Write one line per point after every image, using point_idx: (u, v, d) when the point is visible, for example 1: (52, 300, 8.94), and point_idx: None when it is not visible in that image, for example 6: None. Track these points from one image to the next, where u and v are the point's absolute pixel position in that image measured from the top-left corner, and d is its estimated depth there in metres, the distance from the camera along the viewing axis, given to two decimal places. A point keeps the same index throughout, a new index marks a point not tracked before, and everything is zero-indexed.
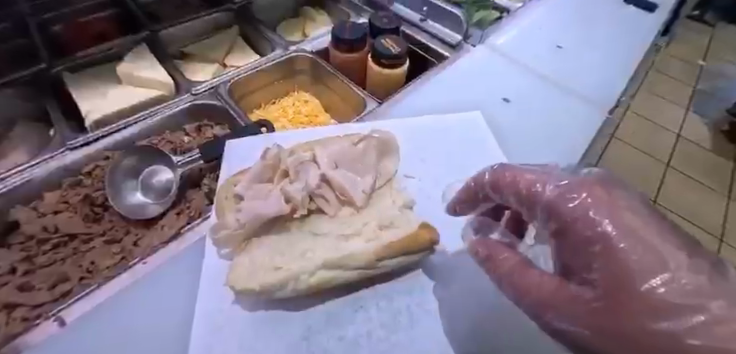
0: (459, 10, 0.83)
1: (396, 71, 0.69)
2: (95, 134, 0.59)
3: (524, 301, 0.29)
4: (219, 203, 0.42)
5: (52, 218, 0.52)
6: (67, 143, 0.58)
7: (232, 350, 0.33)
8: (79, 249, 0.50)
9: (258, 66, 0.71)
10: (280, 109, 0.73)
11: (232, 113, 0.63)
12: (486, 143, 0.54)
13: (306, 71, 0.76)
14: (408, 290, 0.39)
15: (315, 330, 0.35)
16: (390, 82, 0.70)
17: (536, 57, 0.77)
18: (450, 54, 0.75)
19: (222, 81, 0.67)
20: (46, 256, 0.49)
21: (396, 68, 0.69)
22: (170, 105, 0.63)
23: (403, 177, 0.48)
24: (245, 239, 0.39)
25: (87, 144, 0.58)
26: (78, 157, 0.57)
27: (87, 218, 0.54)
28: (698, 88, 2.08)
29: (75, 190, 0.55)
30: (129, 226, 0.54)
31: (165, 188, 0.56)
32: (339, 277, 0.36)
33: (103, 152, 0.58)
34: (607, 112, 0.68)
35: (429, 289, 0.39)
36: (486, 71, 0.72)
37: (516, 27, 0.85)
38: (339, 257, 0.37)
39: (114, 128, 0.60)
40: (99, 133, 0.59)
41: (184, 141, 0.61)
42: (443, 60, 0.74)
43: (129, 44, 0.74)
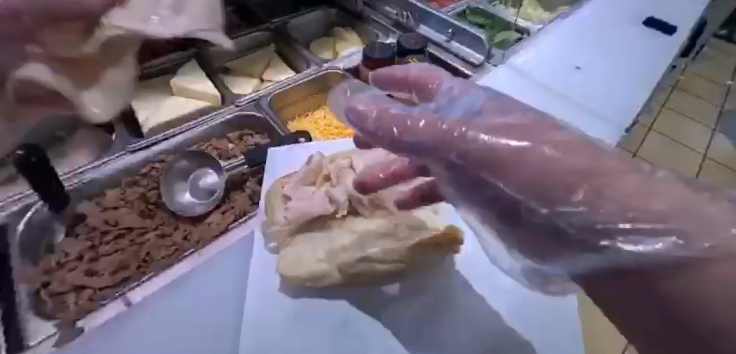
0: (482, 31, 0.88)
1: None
2: (151, 139, 0.66)
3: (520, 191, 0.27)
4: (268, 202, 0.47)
5: (112, 213, 0.58)
6: (126, 147, 0.64)
7: (279, 323, 0.39)
8: (135, 241, 0.55)
9: (295, 80, 0.77)
10: (313, 121, 0.79)
11: (271, 122, 0.70)
12: None
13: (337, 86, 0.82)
14: (434, 289, 0.43)
15: (351, 318, 0.40)
16: None
17: (554, 78, 0.81)
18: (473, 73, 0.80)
19: (262, 94, 0.74)
20: (108, 246, 0.54)
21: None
22: (216, 116, 0.70)
23: None
24: (290, 235, 0.45)
25: (144, 148, 0.65)
26: (136, 159, 0.64)
27: (141, 214, 0.60)
28: (725, 108, 2.06)
29: (133, 189, 0.62)
30: (178, 223, 0.59)
31: (211, 189, 0.62)
32: (373, 270, 0.42)
33: (158, 155, 0.65)
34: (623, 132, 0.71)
35: (452, 289, 0.44)
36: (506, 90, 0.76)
37: (536, 49, 0.90)
38: (375, 252, 0.41)
39: (169, 134, 0.67)
40: (155, 139, 0.66)
41: (228, 148, 0.68)
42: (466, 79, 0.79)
43: (181, 59, 0.83)
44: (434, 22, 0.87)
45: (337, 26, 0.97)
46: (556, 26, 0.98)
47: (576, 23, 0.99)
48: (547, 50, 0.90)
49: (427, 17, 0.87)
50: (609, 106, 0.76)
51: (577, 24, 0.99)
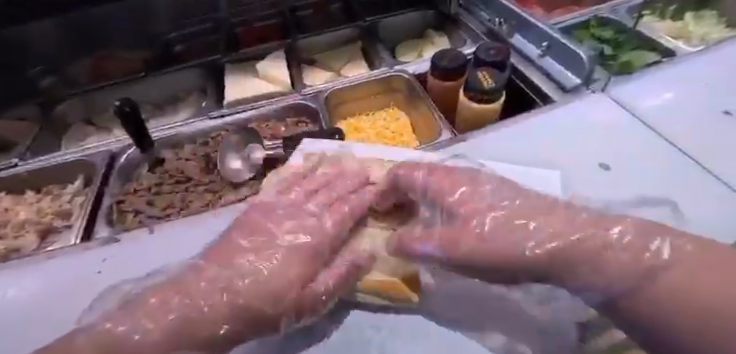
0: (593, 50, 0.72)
1: (485, 107, 0.65)
2: (228, 111, 0.78)
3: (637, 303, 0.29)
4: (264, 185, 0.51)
5: (183, 163, 0.73)
6: (208, 114, 0.79)
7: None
8: (189, 189, 0.70)
9: (362, 78, 0.79)
10: (371, 121, 0.79)
11: (321, 116, 0.74)
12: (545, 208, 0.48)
13: (402, 90, 0.80)
14: (390, 325, 0.38)
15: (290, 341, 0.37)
16: (478, 118, 0.67)
17: (676, 123, 0.60)
18: (560, 98, 0.66)
19: (324, 88, 0.78)
20: (169, 186, 0.70)
21: (479, 106, 0.65)
22: (280, 101, 0.77)
23: None
24: None
25: (221, 117, 0.77)
26: (212, 125, 0.76)
27: (203, 169, 0.73)
28: None
29: (201, 148, 0.75)
30: (223, 184, 0.70)
31: (255, 163, 0.70)
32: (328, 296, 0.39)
33: (225, 125, 0.76)
34: None
35: (411, 335, 0.37)
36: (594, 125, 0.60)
37: (678, 83, 0.67)
38: None
39: (239, 110, 0.78)
40: (230, 111, 0.78)
41: (278, 131, 0.74)
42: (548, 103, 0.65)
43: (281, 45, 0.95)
44: (530, 33, 0.74)
45: (430, 30, 0.94)
46: (723, 56, 0.72)
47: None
48: (694, 86, 0.67)
49: (523, 26, 0.75)
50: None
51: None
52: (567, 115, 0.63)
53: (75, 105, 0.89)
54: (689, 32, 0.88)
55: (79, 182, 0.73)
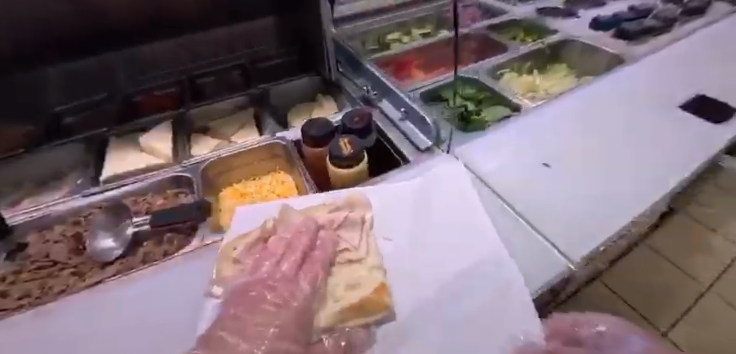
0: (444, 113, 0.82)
1: (348, 172, 0.70)
2: (103, 187, 0.78)
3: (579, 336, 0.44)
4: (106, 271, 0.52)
5: (48, 246, 0.69)
6: (82, 191, 0.78)
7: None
8: (53, 274, 0.64)
9: (241, 148, 0.82)
10: (257, 185, 0.82)
11: (195, 186, 0.75)
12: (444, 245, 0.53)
13: (282, 155, 0.84)
14: None
15: None
16: (341, 181, 0.70)
17: (503, 178, 0.68)
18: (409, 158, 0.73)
19: (204, 158, 0.80)
20: (29, 274, 0.64)
21: (341, 172, 0.69)
22: (160, 173, 0.78)
23: (384, 239, 0.55)
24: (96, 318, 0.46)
25: (94, 194, 0.76)
26: (83, 203, 0.75)
27: (72, 250, 0.69)
28: None
29: (75, 227, 0.72)
30: (95, 263, 0.65)
31: (128, 238, 0.68)
32: None
33: (100, 202, 0.75)
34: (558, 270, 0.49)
35: None
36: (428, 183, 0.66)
37: (518, 135, 0.78)
38: None
39: (118, 184, 0.78)
40: (107, 187, 0.78)
41: (155, 204, 0.74)
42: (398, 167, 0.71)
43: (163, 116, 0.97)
44: (393, 101, 0.84)
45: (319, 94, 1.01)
46: (557, 110, 0.85)
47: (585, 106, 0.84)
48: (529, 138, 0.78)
49: (387, 97, 0.85)
50: (576, 218, 0.58)
51: (586, 110, 0.85)
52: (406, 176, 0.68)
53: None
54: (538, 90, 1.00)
55: None
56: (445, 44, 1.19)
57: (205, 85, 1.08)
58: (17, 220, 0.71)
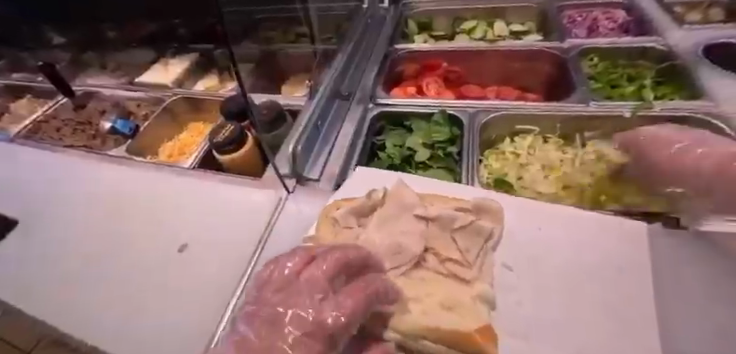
0: (347, 151, 0.61)
1: (243, 152, 0.63)
2: (129, 86, 0.92)
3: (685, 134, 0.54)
4: (71, 162, 0.70)
5: (77, 115, 0.89)
6: (122, 83, 0.95)
7: (180, 236, 0.53)
8: (65, 133, 0.84)
9: (203, 94, 0.83)
10: (198, 133, 0.82)
11: (159, 112, 0.82)
12: (170, 245, 0.52)
13: None
14: (12, 241, 0.58)
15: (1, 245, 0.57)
16: (225, 166, 0.65)
17: (278, 232, 0.49)
18: (250, 181, 0.59)
19: (181, 93, 0.85)
20: (55, 128, 0.86)
21: (233, 154, 0.62)
22: (158, 91, 0.88)
23: (204, 215, 0.55)
24: (38, 192, 0.65)
25: (120, 89, 0.92)
26: (111, 93, 0.91)
27: (81, 122, 0.87)
28: None
29: (99, 106, 0.91)
30: (83, 142, 0.81)
31: (105, 133, 0.81)
32: (32, 233, 0.59)
33: (119, 97, 0.91)
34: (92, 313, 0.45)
35: (14, 241, 0.58)
36: (231, 203, 0.56)
37: (532, 219, 0.46)
38: (34, 219, 0.61)
39: (132, 88, 0.91)
40: (130, 87, 0.92)
41: (141, 113, 0.85)
42: (249, 180, 0.59)
43: (199, 40, 1.00)
44: (332, 117, 0.65)
45: None
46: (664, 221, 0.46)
47: (670, 241, 0.43)
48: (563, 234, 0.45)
49: (341, 107, 0.68)
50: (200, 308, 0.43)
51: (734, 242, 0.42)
52: (239, 189, 0.58)
53: (66, 52, 1.11)
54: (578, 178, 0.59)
55: (29, 107, 0.95)
56: (521, 57, 0.81)
57: None
58: (75, 88, 0.93)
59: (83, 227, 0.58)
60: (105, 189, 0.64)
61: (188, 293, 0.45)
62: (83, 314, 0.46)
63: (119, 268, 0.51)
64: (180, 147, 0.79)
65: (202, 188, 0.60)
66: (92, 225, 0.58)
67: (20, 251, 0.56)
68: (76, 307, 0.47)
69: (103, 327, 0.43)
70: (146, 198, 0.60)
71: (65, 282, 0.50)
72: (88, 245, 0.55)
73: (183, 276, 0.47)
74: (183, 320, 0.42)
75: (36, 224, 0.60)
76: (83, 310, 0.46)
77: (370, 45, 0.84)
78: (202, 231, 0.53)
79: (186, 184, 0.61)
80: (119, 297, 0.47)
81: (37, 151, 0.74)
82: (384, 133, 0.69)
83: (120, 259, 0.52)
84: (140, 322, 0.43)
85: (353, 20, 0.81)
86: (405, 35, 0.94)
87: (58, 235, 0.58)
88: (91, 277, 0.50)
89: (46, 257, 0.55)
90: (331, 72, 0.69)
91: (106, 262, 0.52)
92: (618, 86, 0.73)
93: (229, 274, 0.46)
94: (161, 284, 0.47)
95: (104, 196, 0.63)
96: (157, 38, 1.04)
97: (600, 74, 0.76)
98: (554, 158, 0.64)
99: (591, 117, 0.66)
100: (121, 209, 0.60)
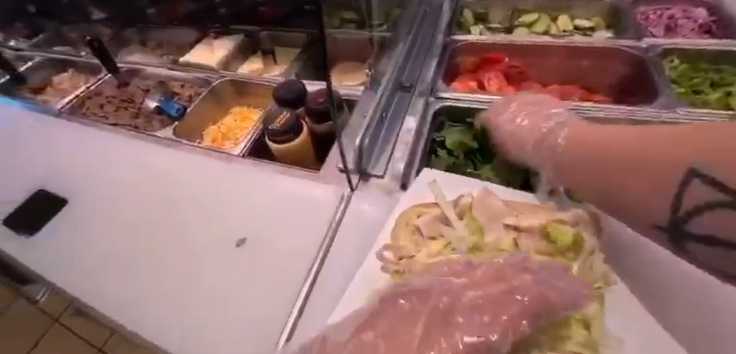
0: (411, 146, 0.57)
1: (298, 141, 0.59)
2: (172, 66, 0.90)
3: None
4: (119, 142, 0.68)
5: (120, 93, 0.87)
6: (165, 63, 0.93)
7: (231, 228, 0.49)
8: (108, 111, 0.83)
9: (250, 78, 0.80)
10: (242, 118, 0.79)
11: (204, 94, 0.80)
12: (220, 237, 0.49)
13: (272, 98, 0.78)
14: (57, 218, 0.56)
15: (48, 223, 0.55)
16: (278, 156, 0.61)
17: (340, 231, 0.46)
18: (306, 174, 0.56)
19: (226, 76, 0.82)
20: (99, 105, 0.84)
21: (290, 143, 0.59)
22: (203, 72, 0.85)
23: (257, 207, 0.52)
24: (87, 172, 0.63)
25: (164, 69, 0.90)
26: (154, 73, 0.89)
27: (124, 101, 0.85)
28: None
29: (142, 85, 0.89)
30: (128, 122, 0.80)
31: (150, 113, 0.79)
32: (79, 212, 0.57)
33: (162, 77, 0.89)
34: (137, 303, 0.42)
35: (59, 218, 0.56)
36: (285, 197, 0.52)
37: (636, 232, 0.41)
38: (82, 199, 0.59)
39: (176, 68, 0.89)
40: (174, 67, 0.89)
41: (185, 94, 0.83)
42: (305, 172, 0.56)
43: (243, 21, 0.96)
44: (393, 109, 0.61)
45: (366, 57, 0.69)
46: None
47: None
48: None
49: (401, 99, 0.64)
50: (255, 310, 0.39)
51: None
52: (293, 182, 0.54)
53: (104, 26, 1.08)
54: None
55: (72, 82, 0.94)
56: (591, 55, 0.75)
57: None
58: (118, 65, 0.91)
59: (129, 210, 0.56)
60: (152, 172, 0.62)
61: (244, 291, 0.41)
62: (129, 302, 0.42)
63: (167, 257, 0.47)
64: (226, 131, 0.76)
65: (254, 178, 0.57)
66: (139, 208, 0.56)
67: (65, 229, 0.54)
68: (120, 294, 0.44)
69: (147, 320, 0.40)
70: (194, 185, 0.58)
71: (110, 266, 0.48)
72: (133, 229, 0.53)
73: (237, 270, 0.44)
74: (239, 321, 0.38)
75: (82, 204, 0.58)
76: (127, 298, 0.43)
77: (427, 34, 0.79)
78: (255, 224, 0.49)
79: (237, 173, 0.58)
80: (167, 287, 0.43)
81: (84, 129, 0.73)
82: (445, 129, 0.64)
83: (169, 247, 0.49)
84: (190, 317, 0.39)
85: (410, 5, 0.75)
86: (460, 24, 0.89)
87: (104, 217, 0.55)
88: (138, 263, 0.47)
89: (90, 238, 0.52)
90: (392, 60, 0.64)
91: (154, 249, 0.49)
92: (702, 92, 0.67)
93: (292, 275, 0.42)
94: (213, 279, 0.43)
95: (151, 179, 0.60)
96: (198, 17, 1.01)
97: (681, 78, 0.69)
98: None
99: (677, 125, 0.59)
100: (168, 194, 0.57)
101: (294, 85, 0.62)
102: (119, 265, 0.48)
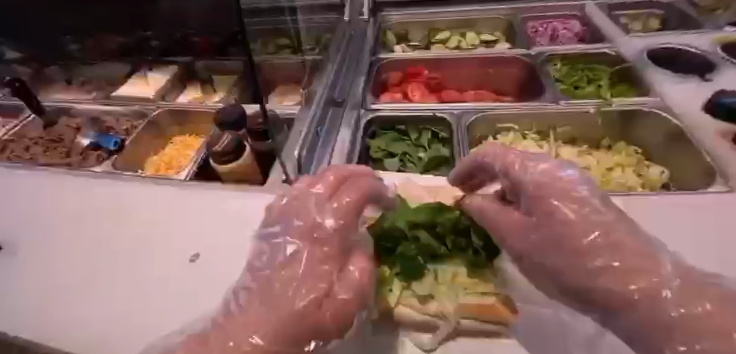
0: (348, 153, 0.64)
1: (241, 161, 0.63)
2: (104, 102, 0.89)
3: (699, 118, 0.66)
4: (52, 180, 0.66)
5: (47, 133, 0.84)
6: (95, 98, 0.92)
7: (176, 243, 0.51)
8: (35, 152, 0.79)
9: (188, 106, 0.82)
10: (183, 145, 0.80)
11: (142, 126, 0.80)
12: (165, 252, 0.50)
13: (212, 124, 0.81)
14: None
15: None
16: (224, 176, 0.65)
17: None
18: (250, 188, 0.60)
19: (164, 107, 0.83)
20: (24, 147, 0.80)
21: (233, 163, 0.63)
22: (138, 104, 0.86)
23: (202, 221, 0.54)
24: (17, 212, 0.61)
25: (96, 105, 0.88)
26: (85, 110, 0.88)
27: (53, 140, 0.82)
28: None
29: (71, 122, 0.86)
30: (59, 160, 0.77)
31: (84, 149, 0.78)
32: (7, 252, 0.54)
33: (94, 113, 0.87)
34: (78, 323, 0.41)
35: None
36: (228, 209, 0.55)
37: None
38: (10, 239, 0.56)
39: (109, 103, 0.88)
40: (106, 102, 0.88)
41: (121, 128, 0.82)
42: (249, 188, 0.60)
43: (178, 53, 0.98)
44: (328, 124, 0.68)
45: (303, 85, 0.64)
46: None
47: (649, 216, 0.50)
48: None
49: (335, 114, 0.71)
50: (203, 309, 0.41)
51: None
52: (236, 196, 0.58)
53: (24, 66, 1.04)
54: None
55: None
56: (494, 63, 0.89)
57: (223, 28, 0.90)
58: (43, 105, 0.88)
59: (64, 241, 0.54)
60: (88, 203, 0.61)
61: (192, 295, 0.43)
62: (68, 323, 0.42)
63: (114, 274, 0.48)
64: (168, 159, 0.78)
65: (197, 197, 0.59)
66: (75, 239, 0.55)
67: None
68: (56, 319, 0.42)
69: (89, 336, 0.40)
70: (135, 209, 0.58)
71: (44, 295, 0.46)
72: (67, 257, 0.51)
73: (183, 278, 0.45)
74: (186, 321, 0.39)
75: (15, 240, 0.55)
76: (65, 321, 0.42)
77: (355, 54, 0.88)
78: (200, 236, 0.51)
79: (179, 194, 0.60)
80: (116, 300, 0.44)
81: (10, 172, 0.70)
82: (378, 137, 0.73)
83: (117, 265, 0.49)
84: (139, 324, 0.40)
85: (337, 31, 0.84)
86: (384, 44, 0.99)
87: (42, 249, 0.54)
88: (80, 284, 0.47)
89: (36, 264, 0.51)
90: (324, 81, 0.72)
91: (97, 272, 0.49)
92: (580, 87, 0.81)
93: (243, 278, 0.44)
94: (163, 286, 0.44)
95: (88, 209, 0.59)
96: (128, 51, 1.00)
97: (564, 77, 0.85)
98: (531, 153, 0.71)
99: (562, 114, 0.73)
100: (106, 221, 0.57)
101: (232, 109, 0.66)
102: (54, 292, 0.46)
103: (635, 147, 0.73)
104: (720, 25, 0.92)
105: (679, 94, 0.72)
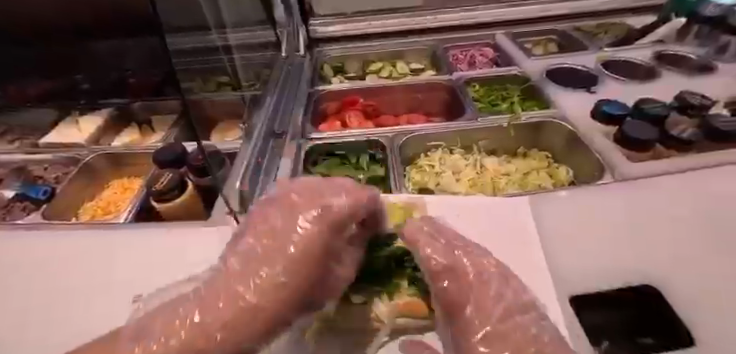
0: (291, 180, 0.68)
1: (183, 198, 0.64)
2: (30, 150, 0.84)
3: (587, 124, 0.79)
4: None
5: None
6: (19, 148, 0.87)
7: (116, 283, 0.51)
8: None
9: (125, 148, 0.81)
10: (121, 188, 0.78)
11: (75, 172, 0.78)
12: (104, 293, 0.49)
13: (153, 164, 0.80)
14: None
15: None
16: (167, 215, 0.64)
17: None
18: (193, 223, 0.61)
19: (99, 150, 0.81)
20: None
21: (175, 201, 0.63)
22: (69, 150, 0.83)
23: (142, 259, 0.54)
24: None
25: (20, 155, 0.84)
26: (7, 161, 0.83)
27: None
28: None
29: None
30: None
31: (8, 202, 0.73)
32: None
33: (18, 163, 0.82)
34: None
35: None
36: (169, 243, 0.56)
37: (455, 208, 0.59)
38: None
39: (35, 152, 0.84)
40: (32, 151, 0.84)
41: (50, 176, 0.79)
42: (193, 223, 0.61)
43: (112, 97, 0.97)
44: (269, 154, 0.71)
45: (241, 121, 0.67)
46: (624, 214, 0.59)
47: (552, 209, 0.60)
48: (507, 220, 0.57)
49: (277, 145, 0.74)
50: None
51: (652, 224, 0.56)
52: (178, 229, 0.59)
53: None
54: (479, 180, 0.77)
55: None
56: (422, 89, 0.99)
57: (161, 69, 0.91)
58: None
59: None
60: (14, 256, 0.58)
61: None
62: None
63: (57, 310, 0.47)
64: (105, 204, 0.75)
65: (137, 235, 0.59)
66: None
67: None
68: None
69: None
70: (68, 256, 0.56)
71: None
72: None
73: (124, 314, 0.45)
74: None
75: None
76: None
77: (294, 87, 0.93)
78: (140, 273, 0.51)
79: (117, 236, 0.59)
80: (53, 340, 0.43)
81: None
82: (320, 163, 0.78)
83: (70, 290, 0.50)
84: None
85: (274, 67, 0.89)
86: (323, 76, 1.06)
87: None
88: (34, 309, 0.48)
89: None
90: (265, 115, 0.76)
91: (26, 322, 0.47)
92: (497, 104, 0.93)
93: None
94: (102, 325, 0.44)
95: (13, 264, 0.56)
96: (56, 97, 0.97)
97: (482, 97, 0.96)
98: (460, 165, 0.79)
99: (482, 129, 0.83)
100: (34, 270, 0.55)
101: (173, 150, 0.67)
102: None
103: (546, 152, 0.84)
104: (601, 46, 1.11)
105: (571, 106, 0.85)
